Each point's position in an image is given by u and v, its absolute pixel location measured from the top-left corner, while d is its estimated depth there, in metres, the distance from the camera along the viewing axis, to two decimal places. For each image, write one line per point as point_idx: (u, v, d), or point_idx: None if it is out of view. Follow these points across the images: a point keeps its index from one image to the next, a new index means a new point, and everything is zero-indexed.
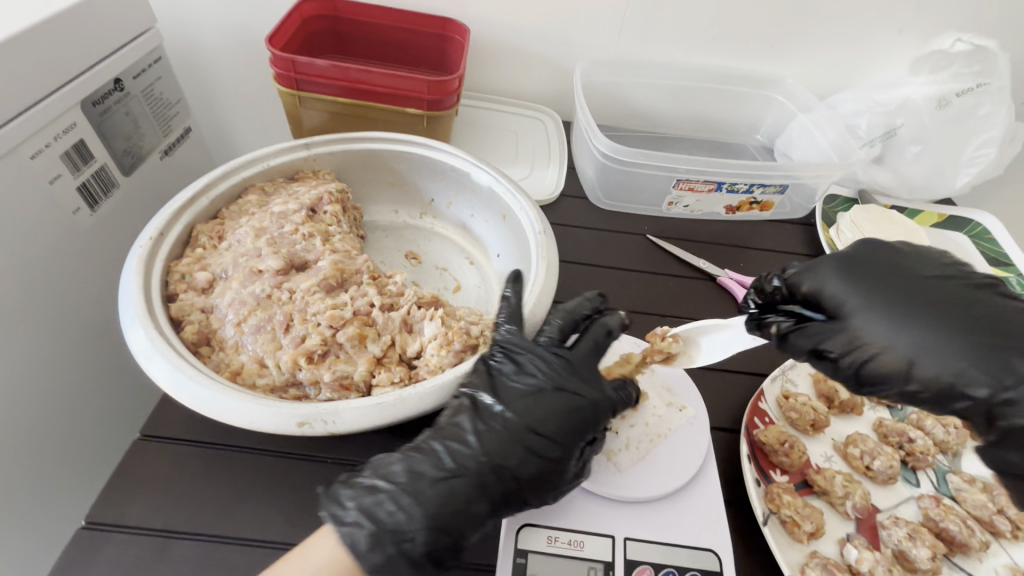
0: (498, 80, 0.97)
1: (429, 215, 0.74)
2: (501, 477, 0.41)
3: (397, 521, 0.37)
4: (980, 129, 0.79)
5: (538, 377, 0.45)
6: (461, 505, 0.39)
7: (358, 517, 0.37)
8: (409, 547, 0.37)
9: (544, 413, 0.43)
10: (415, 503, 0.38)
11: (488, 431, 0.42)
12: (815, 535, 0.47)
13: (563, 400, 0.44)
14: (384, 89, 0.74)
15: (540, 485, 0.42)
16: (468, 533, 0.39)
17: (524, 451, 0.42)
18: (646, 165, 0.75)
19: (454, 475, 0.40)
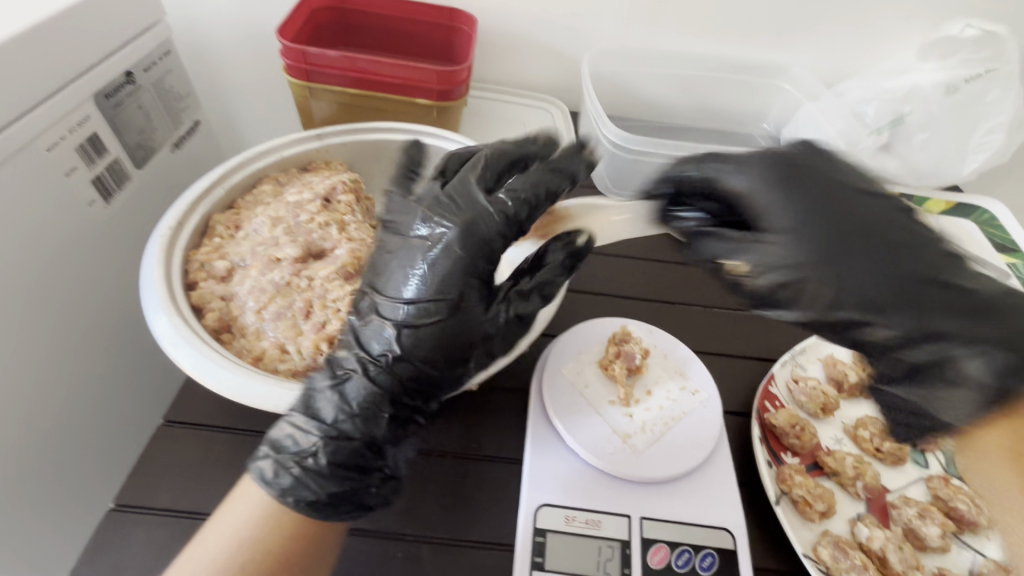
0: (505, 71, 0.97)
1: None
2: (394, 368, 0.40)
3: (304, 441, 0.39)
4: (988, 115, 0.79)
5: (427, 237, 0.41)
6: (357, 410, 0.40)
7: (305, 423, 0.40)
8: (313, 464, 0.39)
9: (440, 281, 0.40)
10: (316, 417, 0.40)
11: (364, 326, 0.41)
12: (827, 514, 0.48)
13: (447, 248, 0.41)
14: (394, 80, 0.74)
15: (451, 360, 0.41)
16: (380, 427, 0.40)
17: (422, 332, 0.40)
18: (654, 153, 0.76)
19: (343, 382, 0.40)
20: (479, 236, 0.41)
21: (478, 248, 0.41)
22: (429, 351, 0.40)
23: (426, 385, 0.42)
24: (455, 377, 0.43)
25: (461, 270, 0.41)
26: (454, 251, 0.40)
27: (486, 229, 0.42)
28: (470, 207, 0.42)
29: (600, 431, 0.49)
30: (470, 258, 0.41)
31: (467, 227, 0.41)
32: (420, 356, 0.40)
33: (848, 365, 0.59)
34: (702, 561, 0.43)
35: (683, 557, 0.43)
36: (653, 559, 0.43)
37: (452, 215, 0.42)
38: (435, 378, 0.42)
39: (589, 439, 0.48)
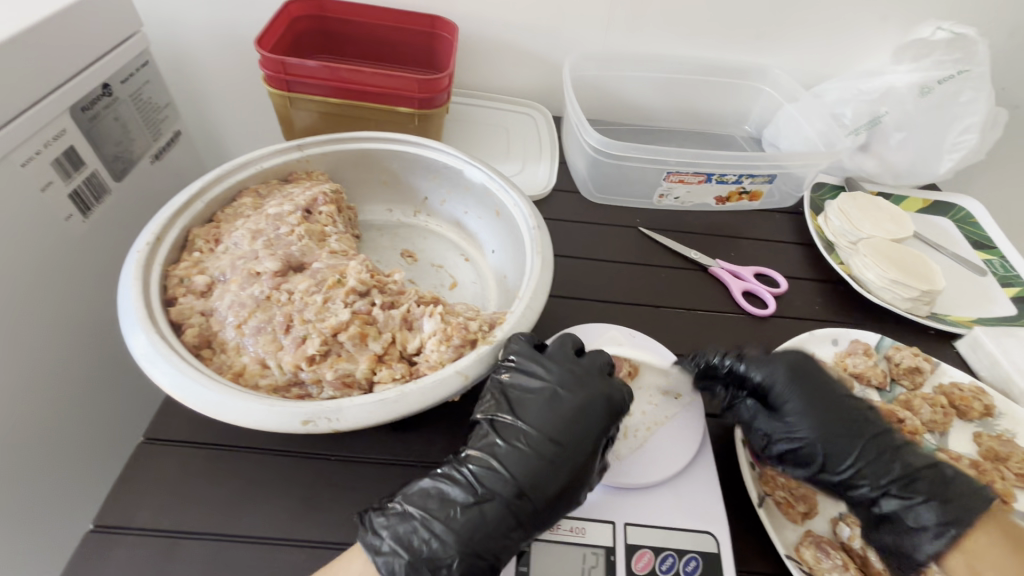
0: (487, 76, 0.97)
1: (423, 213, 0.75)
2: (520, 499, 0.42)
3: (415, 545, 0.39)
4: (962, 116, 0.80)
5: (553, 387, 0.46)
6: (490, 532, 0.41)
7: (439, 533, 0.40)
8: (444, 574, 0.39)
9: (555, 428, 0.44)
10: (448, 528, 0.40)
11: (508, 451, 0.44)
12: (809, 514, 0.48)
13: (575, 410, 0.45)
14: (374, 89, 0.74)
15: (569, 499, 0.43)
16: (496, 548, 0.40)
17: (544, 466, 0.43)
18: (634, 158, 0.76)
19: (478, 500, 0.41)
20: (616, 405, 0.46)
21: (599, 425, 0.45)
22: (544, 490, 0.42)
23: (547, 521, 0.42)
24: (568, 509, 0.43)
25: (587, 433, 0.45)
26: (587, 421, 0.45)
27: (576, 396, 0.46)
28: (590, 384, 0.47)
29: None
30: (586, 421, 0.45)
31: (606, 404, 0.46)
32: (552, 492, 0.42)
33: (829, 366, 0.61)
34: (685, 566, 0.43)
35: (667, 562, 0.44)
36: (637, 566, 0.43)
37: (577, 390, 0.46)
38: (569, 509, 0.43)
39: None
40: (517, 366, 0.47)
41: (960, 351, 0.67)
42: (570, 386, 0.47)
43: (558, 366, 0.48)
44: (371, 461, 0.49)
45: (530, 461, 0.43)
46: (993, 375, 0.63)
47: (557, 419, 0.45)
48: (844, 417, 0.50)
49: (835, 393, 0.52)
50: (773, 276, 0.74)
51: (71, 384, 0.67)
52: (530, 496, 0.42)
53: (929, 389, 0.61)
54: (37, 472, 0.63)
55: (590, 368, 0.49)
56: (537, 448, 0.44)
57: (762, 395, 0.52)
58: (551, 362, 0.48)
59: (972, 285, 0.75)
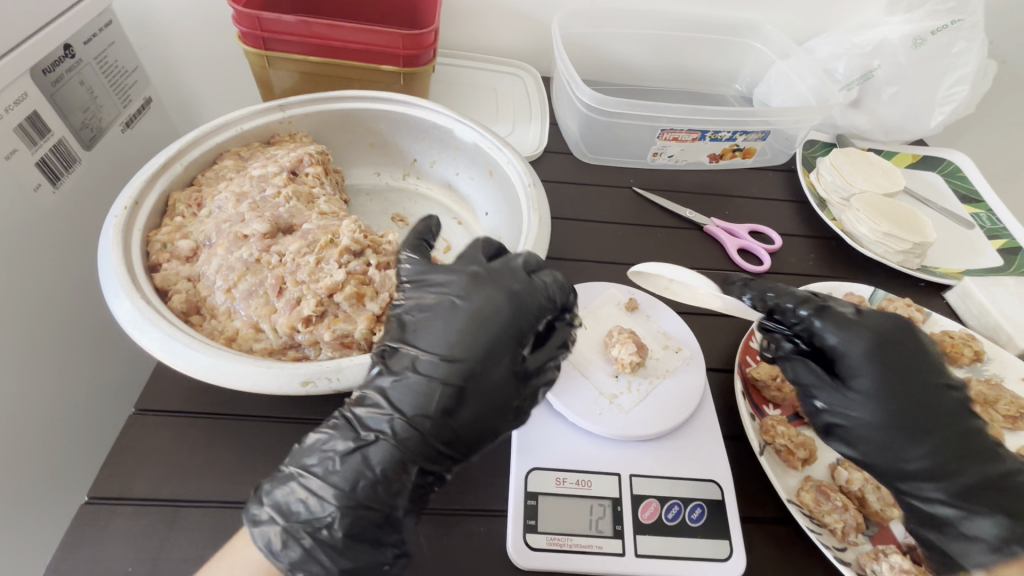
0: (474, 36, 0.94)
1: (412, 176, 0.73)
2: (419, 429, 0.36)
3: (304, 506, 0.35)
4: (954, 66, 0.80)
5: (454, 298, 0.40)
6: (380, 476, 0.36)
7: (322, 489, 0.35)
8: (327, 534, 0.35)
9: (454, 343, 0.38)
10: (333, 480, 0.36)
11: (397, 383, 0.38)
12: (808, 461, 0.49)
13: (473, 316, 0.39)
14: (358, 46, 0.71)
15: (478, 422, 0.37)
16: (400, 496, 0.36)
17: (442, 390, 0.37)
18: (628, 115, 0.75)
19: (367, 443, 0.36)
20: (533, 305, 0.40)
21: (509, 333, 0.39)
22: (447, 417, 0.37)
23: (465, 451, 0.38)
24: (488, 437, 0.38)
25: (501, 344, 0.38)
26: (502, 325, 0.39)
27: (496, 296, 0.40)
28: (510, 278, 0.41)
29: (587, 394, 0.49)
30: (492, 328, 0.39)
31: (512, 301, 0.39)
32: (460, 424, 0.37)
33: None
34: (691, 513, 0.44)
35: (673, 510, 0.44)
36: (643, 515, 0.44)
37: (483, 297, 0.40)
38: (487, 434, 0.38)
39: (577, 403, 0.48)
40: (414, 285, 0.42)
41: (949, 301, 0.68)
42: (490, 298, 0.39)
43: (461, 275, 0.41)
44: None
45: (418, 389, 0.37)
46: (982, 323, 0.64)
47: (461, 331, 0.38)
48: (921, 406, 0.43)
49: (921, 375, 0.44)
50: (767, 233, 0.74)
51: (55, 361, 0.65)
52: (431, 428, 0.36)
53: None
54: (24, 452, 0.61)
55: (502, 276, 0.41)
56: (424, 376, 0.37)
57: (830, 359, 0.46)
58: (446, 271, 0.42)
59: (960, 237, 0.76)
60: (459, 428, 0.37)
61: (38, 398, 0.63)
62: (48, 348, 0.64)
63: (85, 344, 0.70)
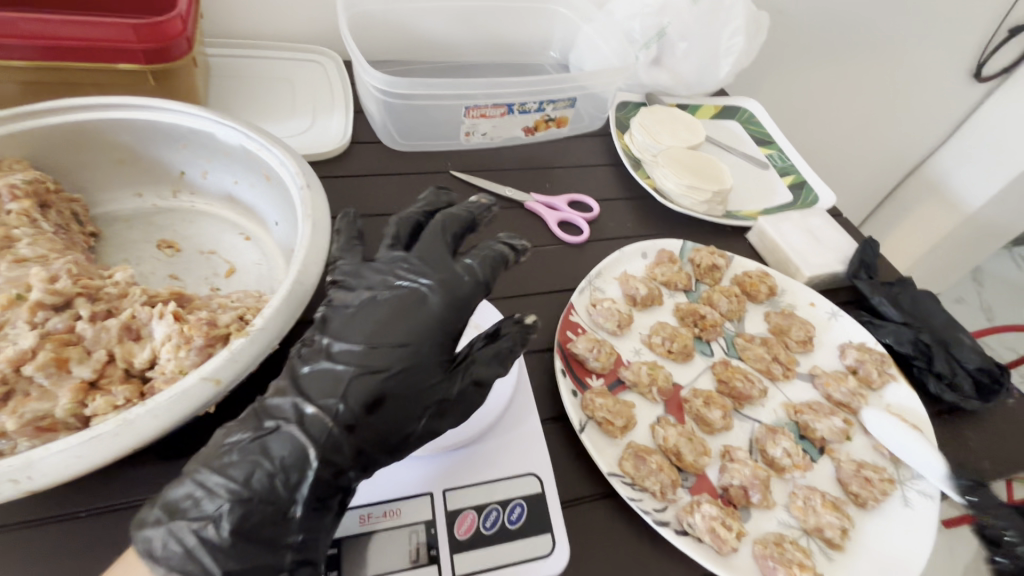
0: (255, 22, 0.82)
1: (184, 192, 0.62)
2: (331, 419, 0.36)
3: (205, 512, 0.33)
4: (729, 19, 0.85)
5: (372, 292, 0.41)
6: (279, 468, 0.35)
7: (218, 482, 0.34)
8: (212, 533, 0.32)
9: (376, 332, 0.39)
10: (244, 478, 0.34)
11: (312, 371, 0.38)
12: (627, 427, 0.50)
13: (401, 305, 0.40)
14: (76, 42, 0.58)
15: (398, 414, 0.38)
16: (319, 491, 0.36)
17: (358, 377, 0.37)
18: (427, 95, 0.70)
19: (271, 434, 0.36)
20: (464, 287, 0.41)
21: (423, 322, 0.40)
22: (366, 410, 0.37)
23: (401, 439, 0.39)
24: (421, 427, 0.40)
25: (425, 323, 0.40)
26: (433, 312, 0.40)
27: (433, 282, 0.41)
28: (440, 266, 0.42)
29: None
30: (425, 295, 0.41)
31: (446, 292, 0.40)
32: (379, 420, 0.38)
33: (639, 278, 0.62)
34: (510, 515, 0.42)
35: (491, 517, 0.41)
36: (458, 531, 0.40)
37: (395, 291, 0.41)
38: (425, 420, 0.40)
39: None
40: (342, 282, 0.43)
41: (751, 243, 0.73)
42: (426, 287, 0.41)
43: (388, 270, 0.42)
44: (131, 505, 0.39)
45: (329, 379, 0.37)
46: (776, 258, 0.70)
47: (386, 318, 0.39)
48: None
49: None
50: (585, 201, 0.74)
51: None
52: (346, 422, 0.36)
53: (727, 281, 0.65)
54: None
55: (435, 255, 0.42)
56: (345, 364, 0.38)
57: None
58: (370, 269, 0.43)
59: (757, 179, 0.82)
60: (368, 425, 0.37)
61: None
62: None
63: None
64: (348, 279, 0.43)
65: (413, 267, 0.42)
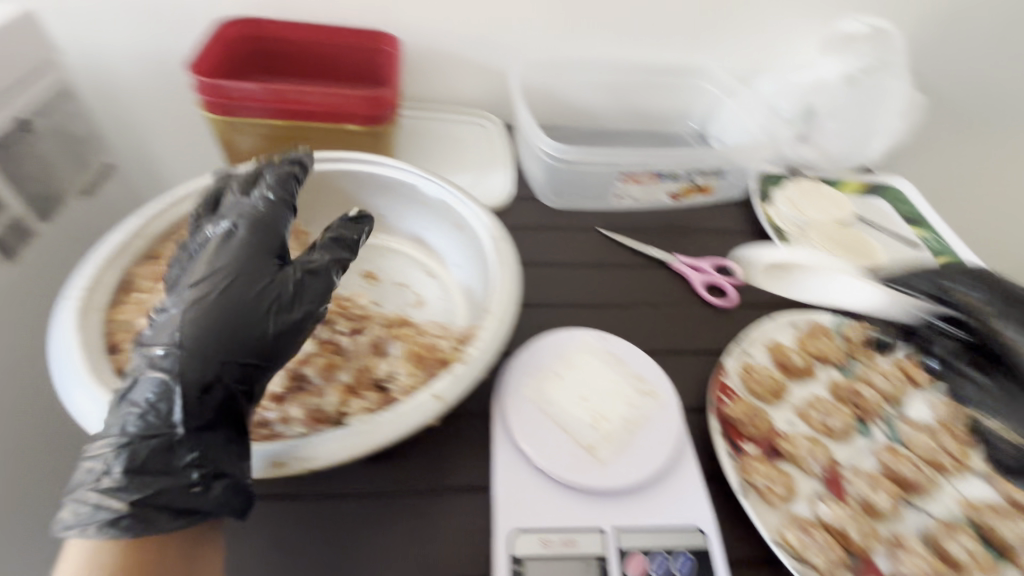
0: (434, 89, 0.96)
1: (381, 231, 0.72)
2: (182, 346, 0.39)
3: (99, 463, 0.36)
4: (886, 101, 0.86)
5: (203, 240, 0.45)
6: (146, 406, 0.38)
7: (105, 440, 0.37)
8: (108, 481, 0.36)
9: (201, 266, 0.42)
10: (152, 415, 0.37)
11: (160, 322, 0.40)
12: (788, 497, 0.50)
13: (214, 247, 0.44)
14: (319, 108, 0.72)
15: (241, 329, 0.40)
16: (212, 407, 0.39)
17: (191, 308, 0.40)
18: (589, 162, 0.78)
19: (134, 385, 0.39)
20: (270, 245, 0.45)
21: (243, 253, 0.43)
22: (191, 331, 0.39)
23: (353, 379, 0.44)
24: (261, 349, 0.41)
25: (242, 256, 0.43)
26: (243, 241, 0.44)
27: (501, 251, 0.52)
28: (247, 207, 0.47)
29: (567, 446, 0.49)
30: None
31: (250, 232, 0.45)
32: (264, 332, 0.41)
33: (791, 349, 0.63)
34: (678, 564, 0.44)
35: (659, 561, 0.44)
36: (630, 569, 0.43)
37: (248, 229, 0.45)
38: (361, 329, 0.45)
39: (555, 458, 0.48)
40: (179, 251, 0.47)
41: None
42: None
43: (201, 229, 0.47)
44: (349, 493, 0.46)
45: (210, 307, 0.40)
46: None
47: (211, 254, 0.43)
48: None
49: None
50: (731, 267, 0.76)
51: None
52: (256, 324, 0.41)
53: (886, 362, 0.63)
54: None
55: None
56: (226, 278, 0.42)
57: None
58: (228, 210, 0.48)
59: (911, 260, 0.80)
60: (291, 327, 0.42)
61: None
62: None
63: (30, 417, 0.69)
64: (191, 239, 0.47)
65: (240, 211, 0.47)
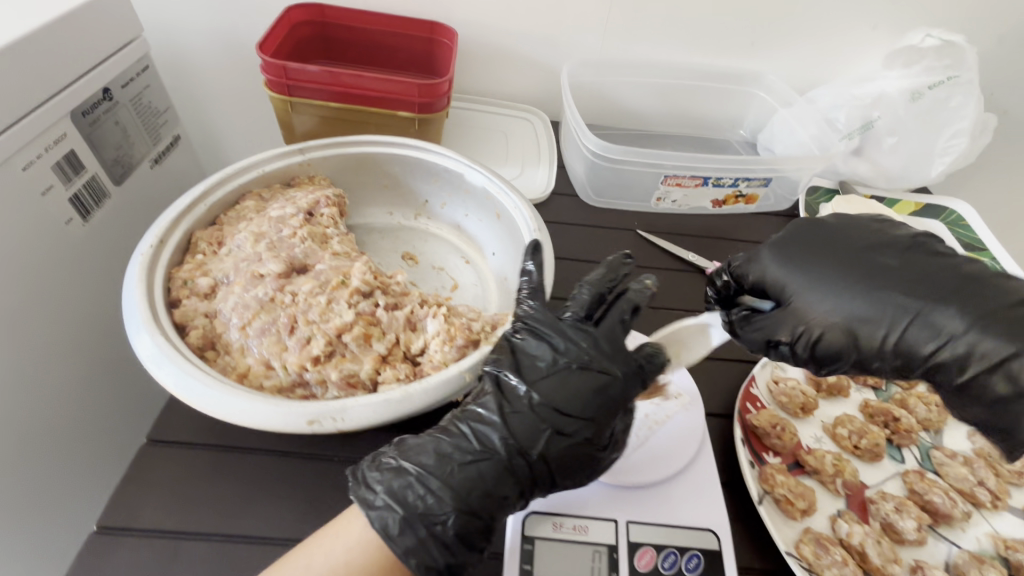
0: (486, 82, 0.98)
1: (423, 216, 0.76)
2: (494, 461, 0.40)
3: (390, 515, 0.38)
4: (953, 120, 0.82)
5: (564, 358, 0.44)
6: (451, 491, 0.39)
7: (390, 507, 0.38)
8: (423, 537, 0.38)
9: (563, 396, 0.42)
10: (402, 498, 0.38)
11: (498, 422, 0.42)
12: (808, 511, 0.49)
13: (597, 386, 0.43)
14: (374, 93, 0.75)
15: (560, 465, 0.42)
16: (472, 524, 0.39)
17: (508, 441, 0.41)
18: (632, 162, 0.78)
19: (426, 474, 0.39)
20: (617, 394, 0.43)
21: (591, 394, 0.43)
22: (523, 455, 0.41)
23: (566, 477, 0.43)
24: (550, 481, 0.42)
25: (580, 400, 0.42)
26: (609, 380, 0.43)
27: (879, 338, 0.44)
28: (618, 343, 0.46)
29: None
30: (852, 295, 0.46)
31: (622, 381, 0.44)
32: (554, 466, 0.42)
33: None
34: (687, 563, 0.44)
35: (669, 559, 0.44)
36: (639, 563, 0.44)
37: (612, 364, 0.44)
38: (573, 439, 0.42)
39: None
40: (527, 334, 0.46)
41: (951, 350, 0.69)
42: (838, 287, 0.47)
43: (573, 337, 0.45)
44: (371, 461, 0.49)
45: (528, 422, 0.42)
46: None
47: (580, 386, 0.42)
48: None
49: None
50: None
51: (70, 391, 0.68)
52: (551, 467, 0.42)
53: (925, 388, 0.62)
54: (40, 469, 0.66)
55: (811, 251, 0.50)
56: (537, 411, 0.42)
57: None
58: (566, 328, 0.45)
59: None
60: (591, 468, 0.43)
61: (58, 421, 0.67)
62: (75, 372, 0.69)
63: (107, 368, 0.75)
64: (523, 343, 0.45)
65: (616, 357, 0.45)
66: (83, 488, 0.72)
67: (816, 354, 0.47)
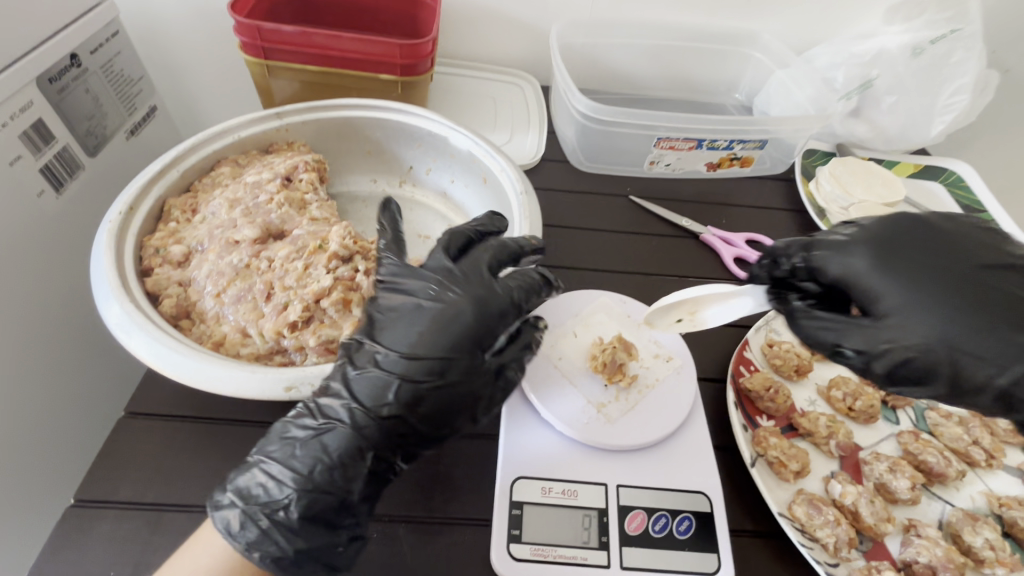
0: (473, 46, 0.94)
1: (408, 183, 0.73)
2: (364, 434, 0.38)
3: (235, 514, 0.36)
4: (953, 76, 0.79)
5: (418, 301, 0.42)
6: (301, 479, 0.37)
7: (240, 500, 0.36)
8: (275, 528, 0.36)
9: (413, 341, 0.40)
10: (246, 492, 0.37)
11: (362, 378, 0.39)
12: (801, 473, 0.48)
13: (440, 321, 0.40)
14: (353, 55, 0.71)
15: (419, 420, 0.39)
16: (327, 502, 0.37)
17: (357, 408, 0.38)
18: (624, 124, 0.75)
19: (266, 463, 0.37)
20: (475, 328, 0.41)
21: (444, 336, 0.40)
22: (375, 420, 0.38)
23: (438, 427, 0.40)
24: (422, 439, 0.40)
25: (439, 343, 0.40)
26: (457, 318, 0.40)
27: (983, 377, 0.35)
28: (476, 277, 0.43)
29: (576, 402, 0.49)
30: (951, 322, 0.35)
31: (476, 309, 0.41)
32: (420, 418, 0.39)
33: None
34: (679, 525, 0.43)
35: (660, 522, 0.43)
36: (630, 526, 0.43)
37: (461, 298, 0.41)
38: (431, 389, 0.39)
39: (566, 411, 0.48)
40: (388, 284, 0.43)
41: None
42: (944, 306, 0.35)
43: (430, 278, 0.43)
44: None
45: (373, 385, 0.39)
46: None
47: (424, 332, 0.40)
48: None
49: None
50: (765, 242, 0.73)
51: (38, 371, 0.66)
52: (409, 422, 0.39)
53: None
54: (17, 449, 0.64)
55: (910, 252, 0.38)
56: (384, 370, 0.39)
57: None
58: (412, 272, 0.43)
59: None
60: (461, 415, 0.40)
61: (28, 400, 0.65)
62: (41, 354, 0.66)
63: (78, 346, 0.73)
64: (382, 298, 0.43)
65: (470, 287, 0.42)
66: (59, 467, 0.71)
67: (889, 377, 0.36)
